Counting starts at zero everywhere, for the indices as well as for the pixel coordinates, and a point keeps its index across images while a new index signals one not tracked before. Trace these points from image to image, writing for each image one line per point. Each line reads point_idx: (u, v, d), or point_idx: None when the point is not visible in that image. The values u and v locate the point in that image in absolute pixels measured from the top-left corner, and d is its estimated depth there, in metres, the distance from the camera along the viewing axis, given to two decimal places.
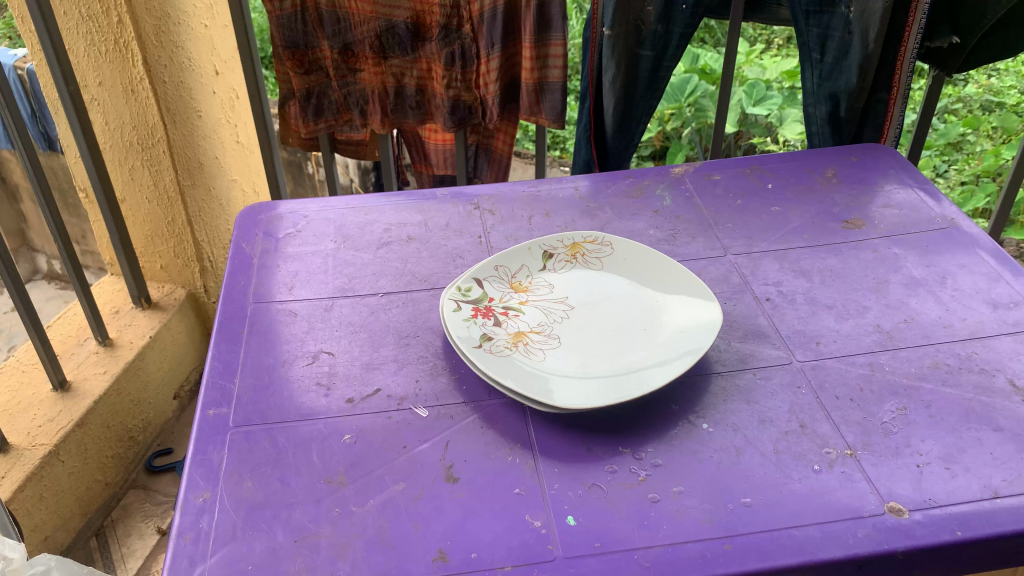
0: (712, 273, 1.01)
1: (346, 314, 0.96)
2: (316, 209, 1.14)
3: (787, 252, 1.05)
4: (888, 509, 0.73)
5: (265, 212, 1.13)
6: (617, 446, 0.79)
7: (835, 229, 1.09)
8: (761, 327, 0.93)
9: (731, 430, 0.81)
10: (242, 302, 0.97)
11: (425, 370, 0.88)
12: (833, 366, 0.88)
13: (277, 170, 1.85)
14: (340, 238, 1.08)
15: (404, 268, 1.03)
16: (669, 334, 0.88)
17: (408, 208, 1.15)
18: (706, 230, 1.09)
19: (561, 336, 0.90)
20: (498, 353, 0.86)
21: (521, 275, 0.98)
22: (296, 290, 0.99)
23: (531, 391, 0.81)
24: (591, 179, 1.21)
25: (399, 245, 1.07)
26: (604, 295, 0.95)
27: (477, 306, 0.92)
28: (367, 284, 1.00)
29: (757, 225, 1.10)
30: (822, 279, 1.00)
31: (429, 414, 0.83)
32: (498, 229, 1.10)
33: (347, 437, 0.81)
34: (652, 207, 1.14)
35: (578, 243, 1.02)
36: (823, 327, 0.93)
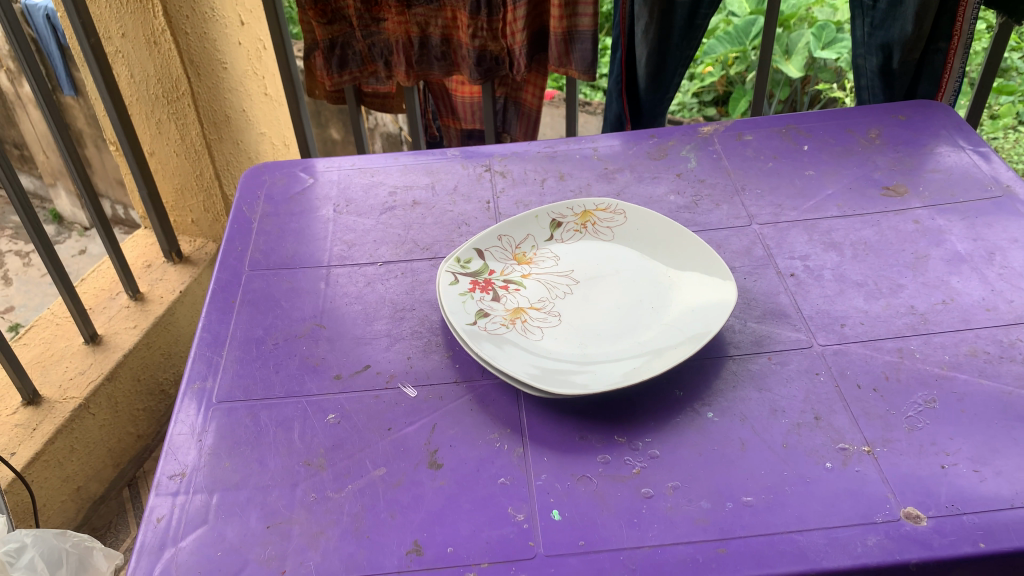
0: (733, 244, 0.94)
1: (342, 284, 0.92)
2: (322, 169, 1.10)
3: (819, 222, 0.96)
4: (904, 515, 0.66)
5: (270, 173, 1.09)
6: (613, 434, 0.74)
7: (874, 196, 1.00)
8: (782, 306, 0.86)
9: (737, 421, 0.75)
10: (237, 270, 0.94)
11: (418, 346, 0.84)
12: (857, 351, 0.80)
13: (305, 119, 1.93)
14: (343, 202, 1.04)
15: (406, 237, 0.98)
16: (676, 313, 0.82)
17: (416, 169, 1.09)
18: (732, 196, 1.01)
19: (561, 313, 0.84)
20: (492, 331, 0.82)
21: (526, 246, 0.93)
22: (293, 258, 0.96)
23: (521, 373, 0.76)
24: (614, 139, 1.14)
25: (403, 211, 1.02)
26: (612, 269, 0.89)
27: (475, 280, 0.87)
28: (366, 253, 0.96)
29: (788, 190, 1.01)
30: (854, 254, 0.92)
31: (418, 394, 0.79)
32: (508, 195, 1.04)
33: (330, 417, 0.77)
34: (674, 169, 1.06)
35: (589, 211, 0.95)
36: (850, 308, 0.85)
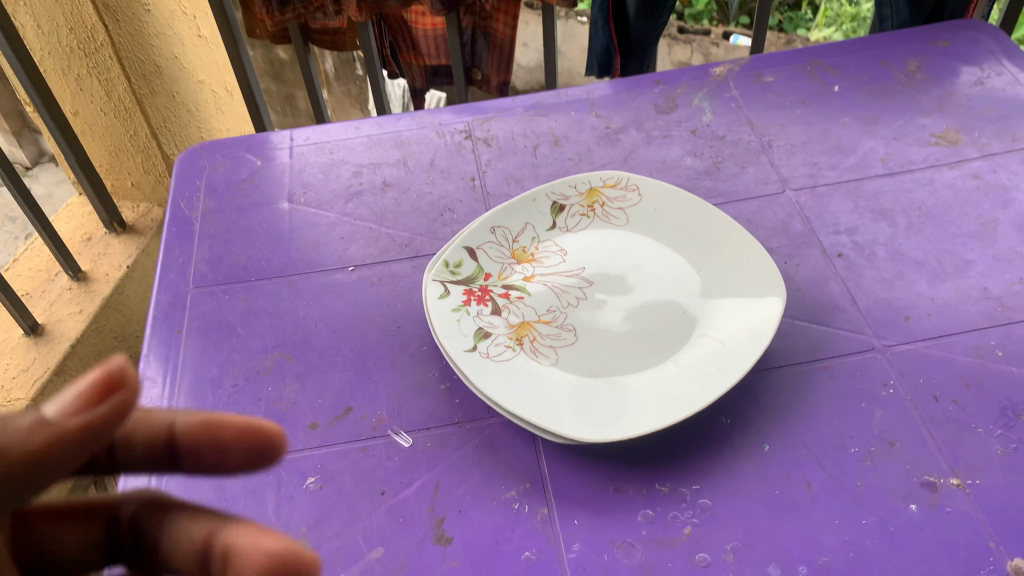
0: (767, 218, 0.80)
1: (309, 299, 0.77)
2: (271, 148, 0.92)
3: (862, 183, 0.82)
4: (1012, 570, 0.55)
5: (210, 157, 0.92)
6: (652, 482, 0.62)
7: (922, 145, 0.85)
8: (833, 297, 0.73)
9: (798, 455, 0.63)
10: (179, 288, 0.78)
11: (407, 378, 0.70)
12: (929, 353, 0.68)
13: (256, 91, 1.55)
14: (300, 190, 0.87)
15: (380, 232, 0.83)
16: (714, 319, 0.68)
17: (383, 142, 0.92)
18: (759, 155, 0.86)
19: (577, 326, 0.70)
20: (497, 356, 0.68)
21: (526, 238, 0.78)
22: (245, 268, 0.80)
23: (540, 412, 0.62)
24: (611, 87, 0.97)
25: (373, 198, 0.86)
26: (631, 265, 0.75)
27: (470, 289, 0.73)
28: (333, 255, 0.81)
29: (823, 144, 0.87)
30: (908, 222, 0.78)
31: (414, 443, 0.66)
32: (496, 168, 0.88)
33: (310, 481, 0.64)
34: (687, 124, 0.90)
35: (597, 189, 0.80)
36: (913, 295, 0.72)
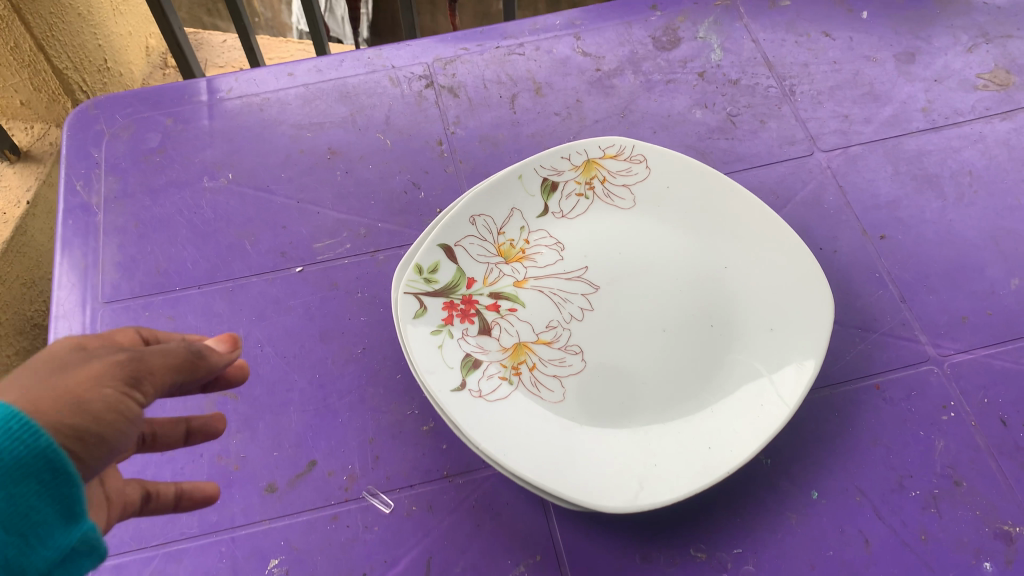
0: (796, 190, 0.68)
1: (250, 313, 0.63)
2: (186, 104, 0.74)
3: (902, 141, 0.70)
4: None
5: (109, 118, 0.74)
6: (685, 548, 0.53)
7: (968, 90, 0.73)
8: (877, 293, 0.62)
9: (852, 503, 0.54)
10: (87, 303, 0.63)
11: (381, 419, 0.58)
12: (991, 364, 0.59)
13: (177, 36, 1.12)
14: (227, 163, 0.71)
15: (333, 217, 0.68)
16: (748, 338, 0.57)
17: (324, 93, 0.75)
18: (781, 105, 0.73)
19: (583, 348, 0.59)
20: (490, 392, 0.55)
21: (513, 229, 0.64)
22: (167, 273, 0.65)
23: (549, 468, 0.50)
24: (601, 13, 0.80)
25: (319, 171, 0.70)
26: (641, 264, 0.63)
27: (451, 301, 0.59)
28: (278, 250, 0.66)
29: (853, 89, 0.73)
30: (958, 192, 0.67)
31: (396, 507, 0.55)
32: (468, 127, 0.73)
33: (272, 565, 0.52)
34: (693, 65, 0.76)
35: (595, 162, 0.66)
36: (968, 287, 0.62)
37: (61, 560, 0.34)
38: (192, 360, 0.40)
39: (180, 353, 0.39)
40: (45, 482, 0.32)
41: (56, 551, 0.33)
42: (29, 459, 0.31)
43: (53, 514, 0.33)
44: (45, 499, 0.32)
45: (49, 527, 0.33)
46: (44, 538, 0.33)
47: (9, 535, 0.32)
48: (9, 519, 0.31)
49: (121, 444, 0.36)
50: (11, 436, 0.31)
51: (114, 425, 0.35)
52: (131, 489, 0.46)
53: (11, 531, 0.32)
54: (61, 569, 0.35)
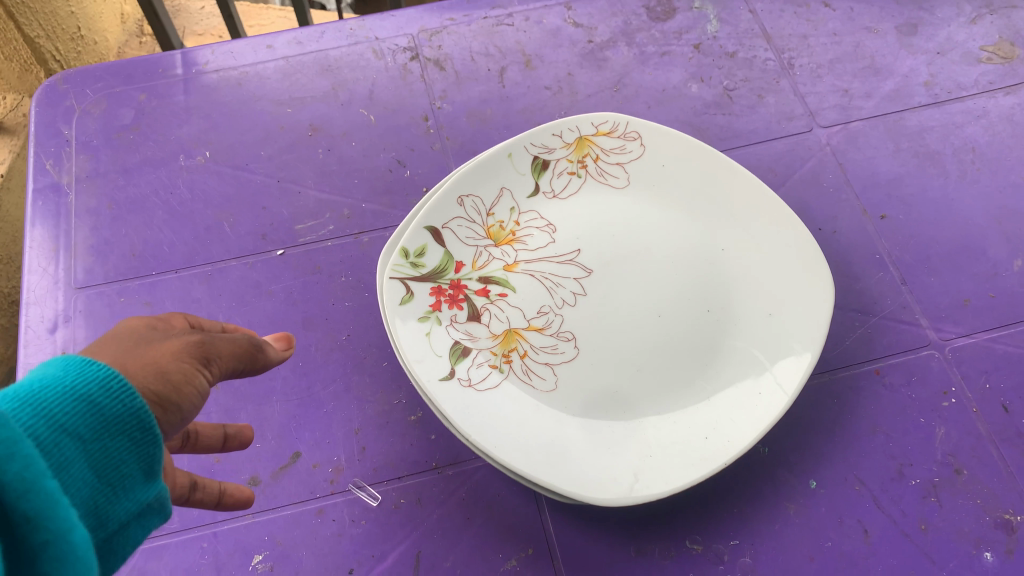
0: (794, 168, 0.66)
1: (230, 299, 0.60)
2: (160, 78, 0.71)
3: (904, 117, 0.68)
4: None
5: (79, 94, 0.70)
6: (681, 540, 0.51)
7: (972, 63, 0.70)
8: (877, 275, 0.61)
9: (851, 492, 0.53)
10: (59, 290, 0.61)
11: (367, 408, 0.56)
12: (993, 349, 0.57)
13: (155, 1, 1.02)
14: (204, 141, 0.68)
15: (315, 197, 0.65)
16: (746, 323, 0.55)
17: (305, 66, 0.72)
18: (779, 79, 0.70)
19: (576, 334, 0.57)
20: (480, 382, 0.53)
21: (503, 210, 0.61)
22: (143, 257, 0.62)
23: (542, 459, 0.48)
24: None
25: (300, 149, 0.67)
26: (635, 246, 0.61)
27: (439, 286, 0.57)
28: (259, 233, 0.63)
29: (853, 62, 0.71)
30: (961, 170, 0.65)
31: (384, 500, 0.53)
32: (454, 102, 0.70)
33: (256, 560, 0.51)
34: (689, 36, 0.73)
35: (588, 140, 0.63)
36: (970, 268, 0.61)
37: (140, 516, 0.35)
38: (252, 350, 0.44)
39: (244, 343, 0.43)
40: (132, 438, 0.34)
41: (136, 504, 0.34)
42: (121, 417, 0.33)
43: (137, 470, 0.34)
44: (133, 454, 0.34)
45: (133, 481, 0.34)
46: (128, 490, 0.34)
47: (99, 482, 0.33)
48: (102, 469, 0.33)
49: (186, 419, 0.40)
50: (109, 394, 0.33)
51: (186, 395, 0.39)
52: (181, 477, 0.45)
53: (102, 481, 0.33)
54: (139, 525, 0.35)
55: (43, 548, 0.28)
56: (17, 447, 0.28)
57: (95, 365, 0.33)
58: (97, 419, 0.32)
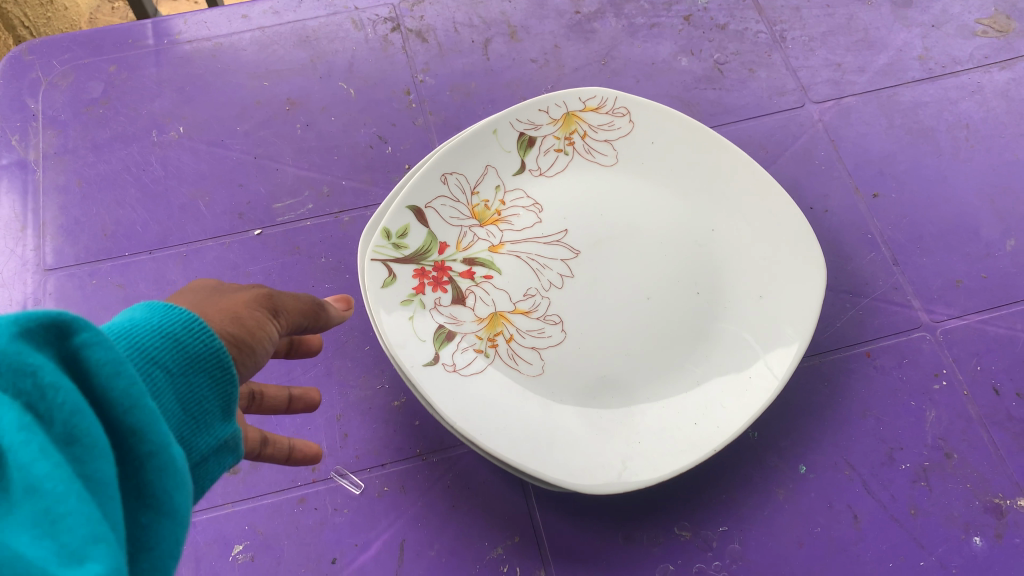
0: (786, 145, 0.64)
1: (207, 280, 0.58)
2: (130, 48, 0.68)
3: (898, 92, 0.66)
4: None
5: (46, 65, 0.68)
6: (669, 527, 0.51)
7: (967, 36, 0.69)
8: (869, 254, 0.60)
9: (841, 477, 0.52)
10: (28, 272, 0.58)
11: (349, 394, 0.55)
12: (985, 331, 0.57)
13: None
14: (177, 115, 0.65)
15: (294, 174, 0.63)
16: (736, 306, 0.54)
17: (281, 37, 0.69)
18: (770, 52, 0.69)
19: (563, 317, 0.56)
20: (465, 367, 0.52)
21: (488, 188, 0.60)
22: (115, 237, 0.60)
23: (529, 446, 0.47)
24: None
25: (277, 124, 0.65)
26: (624, 226, 0.59)
27: (422, 269, 0.55)
28: (236, 211, 0.61)
29: (846, 35, 0.69)
30: (955, 147, 0.64)
31: (367, 488, 0.52)
32: (438, 75, 0.68)
33: (236, 551, 0.49)
34: (679, 8, 0.71)
35: (575, 115, 0.61)
36: (963, 248, 0.60)
37: (217, 452, 0.35)
38: (315, 308, 0.47)
39: (307, 302, 0.46)
40: (212, 376, 0.34)
41: (215, 440, 0.35)
42: (202, 355, 0.33)
43: (216, 407, 0.34)
44: (213, 391, 0.34)
45: (212, 417, 0.34)
46: (208, 426, 0.34)
47: (184, 416, 0.33)
48: (186, 404, 0.33)
49: (261, 366, 0.41)
50: (193, 334, 0.33)
51: (259, 338, 0.40)
52: (252, 432, 0.45)
53: (185, 414, 0.33)
54: (215, 462, 0.35)
55: (148, 460, 0.26)
56: (121, 362, 0.26)
57: (176, 309, 0.34)
58: (181, 357, 0.32)
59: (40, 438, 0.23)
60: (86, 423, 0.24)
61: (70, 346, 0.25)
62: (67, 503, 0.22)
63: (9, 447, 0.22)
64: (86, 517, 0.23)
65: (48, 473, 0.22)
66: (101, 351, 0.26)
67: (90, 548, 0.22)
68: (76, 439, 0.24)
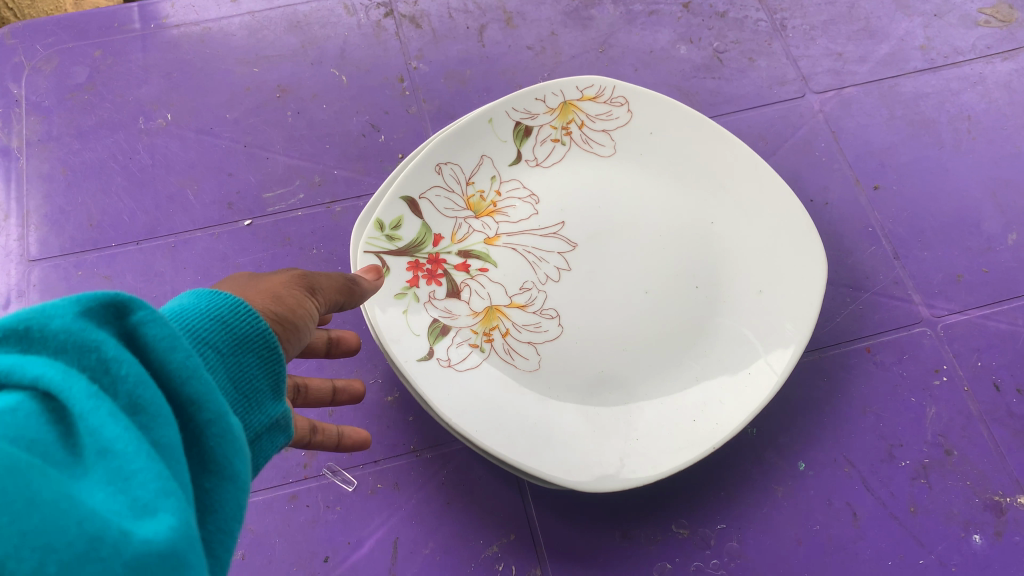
0: (786, 136, 0.63)
1: (195, 272, 0.57)
2: (116, 32, 0.66)
3: (898, 82, 0.66)
4: None
5: (29, 48, 0.66)
6: (667, 525, 0.50)
7: (970, 26, 0.68)
8: (870, 248, 0.59)
9: (840, 474, 0.52)
10: (11, 262, 0.57)
11: None
12: (985, 326, 0.56)
13: None
14: (164, 102, 0.64)
15: (285, 162, 0.62)
16: (736, 300, 0.53)
17: (271, 22, 0.68)
18: (771, 41, 0.67)
19: (560, 310, 0.55)
20: (460, 362, 0.51)
21: (483, 178, 0.58)
22: (101, 227, 0.58)
23: (526, 442, 0.47)
24: None
25: (267, 112, 0.64)
26: (623, 217, 0.58)
27: (416, 261, 0.54)
28: (225, 201, 0.60)
29: (847, 24, 0.68)
30: (956, 139, 0.63)
31: (360, 485, 0.51)
32: (432, 62, 0.66)
33: None
34: None
35: (572, 104, 0.60)
36: (963, 242, 0.59)
37: (269, 430, 0.35)
38: (348, 284, 0.45)
39: (341, 277, 0.45)
40: (262, 355, 0.33)
41: (267, 418, 0.34)
42: (251, 335, 0.33)
43: (266, 386, 0.34)
44: (262, 370, 0.33)
45: (264, 396, 0.34)
46: (261, 404, 0.34)
47: (237, 394, 0.32)
48: (238, 383, 0.32)
49: (304, 346, 0.42)
50: (239, 316, 0.33)
51: (301, 316, 0.40)
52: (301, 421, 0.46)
53: (237, 393, 0.32)
54: (268, 440, 0.35)
55: (208, 428, 0.26)
56: (177, 337, 0.26)
57: (222, 295, 0.33)
58: (231, 337, 0.32)
59: (108, 405, 0.22)
60: (147, 393, 0.24)
61: (127, 323, 0.25)
62: (137, 462, 0.21)
63: (79, 413, 0.21)
64: (158, 475, 0.22)
65: (120, 435, 0.22)
66: (158, 327, 0.26)
67: (163, 504, 0.21)
68: (141, 408, 0.23)
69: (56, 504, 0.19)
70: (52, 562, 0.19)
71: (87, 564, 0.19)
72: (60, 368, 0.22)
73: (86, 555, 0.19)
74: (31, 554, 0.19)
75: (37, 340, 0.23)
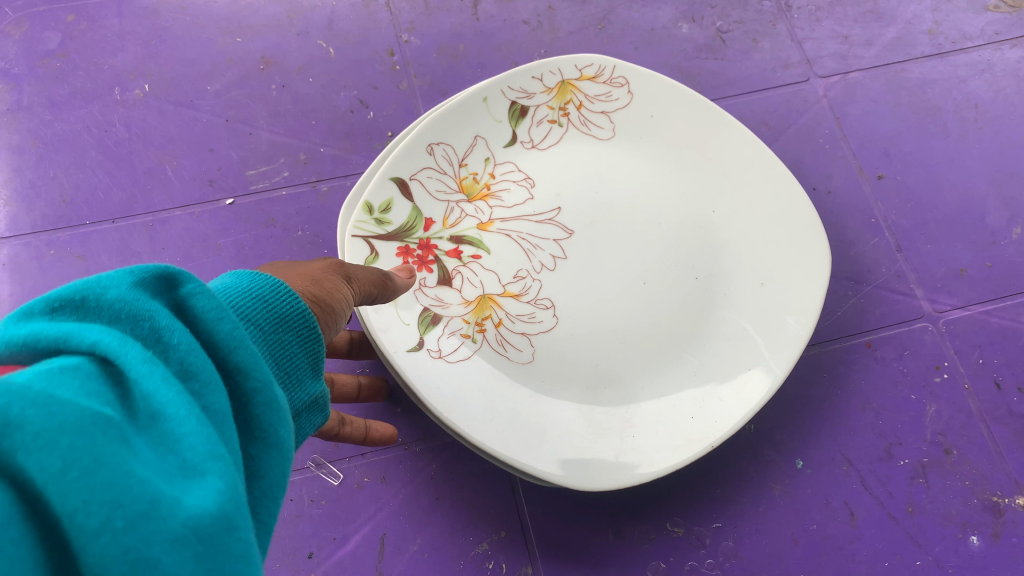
0: (789, 121, 0.61)
1: (174, 253, 0.55)
2: None
3: (904, 68, 0.64)
4: None
5: None
6: (662, 523, 0.49)
7: (978, 10, 0.66)
8: (871, 239, 0.57)
9: (838, 472, 0.50)
10: None
11: None
12: (986, 323, 0.55)
13: None
14: (142, 72, 0.60)
15: (269, 139, 0.59)
16: (738, 292, 0.52)
17: None
18: (775, 21, 0.65)
19: (555, 299, 0.53)
20: (451, 352, 0.49)
21: (477, 160, 0.56)
22: (74, 204, 0.56)
23: (520, 437, 0.45)
24: None
25: (250, 85, 0.61)
26: (622, 203, 0.56)
27: (406, 246, 0.52)
28: (205, 179, 0.57)
29: (854, 6, 0.66)
30: (961, 128, 0.61)
31: (345, 479, 0.49)
32: (424, 34, 0.63)
33: None
34: None
35: (570, 84, 0.57)
36: (966, 236, 0.58)
37: (307, 409, 0.33)
38: (382, 278, 0.44)
39: (376, 271, 0.43)
40: (302, 334, 0.31)
41: (307, 397, 0.32)
42: (291, 314, 0.31)
43: (306, 364, 0.32)
44: (302, 349, 0.31)
45: (303, 374, 0.32)
46: (300, 383, 0.31)
47: (278, 372, 0.30)
48: (280, 361, 0.30)
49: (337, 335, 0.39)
50: (280, 294, 0.31)
51: (338, 301, 0.38)
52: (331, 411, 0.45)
53: (278, 370, 0.30)
54: (307, 419, 0.33)
55: (252, 397, 0.24)
56: (224, 310, 0.24)
57: (262, 275, 0.31)
58: (272, 315, 0.30)
59: (162, 370, 0.20)
60: (197, 358, 0.22)
61: (177, 295, 0.24)
62: (188, 426, 0.19)
63: (136, 377, 0.19)
64: (208, 438, 0.20)
65: (172, 399, 0.20)
66: (206, 300, 0.24)
67: (212, 467, 0.19)
68: (192, 374, 0.21)
69: (122, 461, 0.17)
70: (120, 518, 0.16)
71: (150, 522, 0.17)
72: (116, 335, 0.20)
73: (147, 514, 0.17)
74: (100, 508, 0.16)
75: (92, 309, 0.21)
